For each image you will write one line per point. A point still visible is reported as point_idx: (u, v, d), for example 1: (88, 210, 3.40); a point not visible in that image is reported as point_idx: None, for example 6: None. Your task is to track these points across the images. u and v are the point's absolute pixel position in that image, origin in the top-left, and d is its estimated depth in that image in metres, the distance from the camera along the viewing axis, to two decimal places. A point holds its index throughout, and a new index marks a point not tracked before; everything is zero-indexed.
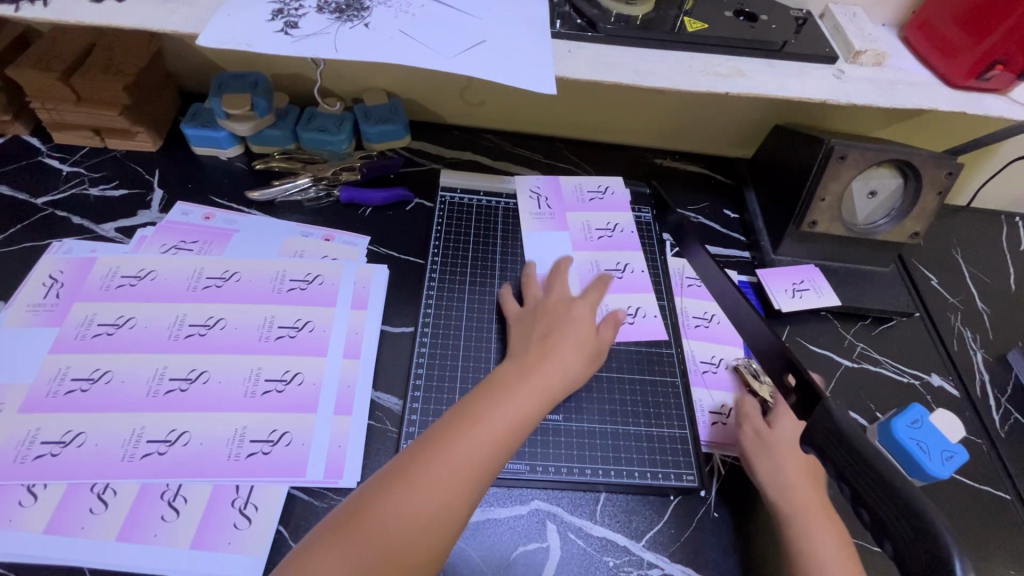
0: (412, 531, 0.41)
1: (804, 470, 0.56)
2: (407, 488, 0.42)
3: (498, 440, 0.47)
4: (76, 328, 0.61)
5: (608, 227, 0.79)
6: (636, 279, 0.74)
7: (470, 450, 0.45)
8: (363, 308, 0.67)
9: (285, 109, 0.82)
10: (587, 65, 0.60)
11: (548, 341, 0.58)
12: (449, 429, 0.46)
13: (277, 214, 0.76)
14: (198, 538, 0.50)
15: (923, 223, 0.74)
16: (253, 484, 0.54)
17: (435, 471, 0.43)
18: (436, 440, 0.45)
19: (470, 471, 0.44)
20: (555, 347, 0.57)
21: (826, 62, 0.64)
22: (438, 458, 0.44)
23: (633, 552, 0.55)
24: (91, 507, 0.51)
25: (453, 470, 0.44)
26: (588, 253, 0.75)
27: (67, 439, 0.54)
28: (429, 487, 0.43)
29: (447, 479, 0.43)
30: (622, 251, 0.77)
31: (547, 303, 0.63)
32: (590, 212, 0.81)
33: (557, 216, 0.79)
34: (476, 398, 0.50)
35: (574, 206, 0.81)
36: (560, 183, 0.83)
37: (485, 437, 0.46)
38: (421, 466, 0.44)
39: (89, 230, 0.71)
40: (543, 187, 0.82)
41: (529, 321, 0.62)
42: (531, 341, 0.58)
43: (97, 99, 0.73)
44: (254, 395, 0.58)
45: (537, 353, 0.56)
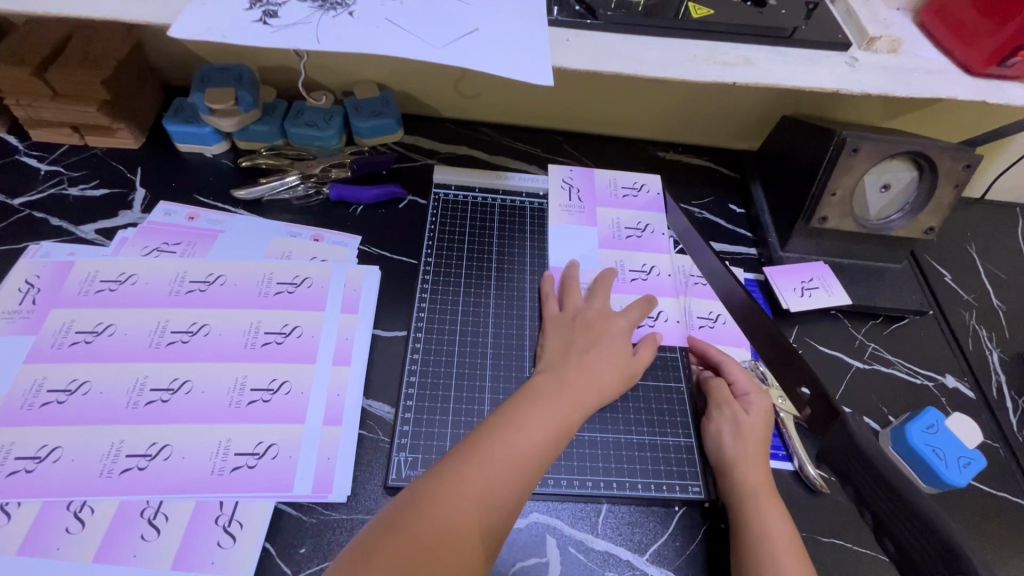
0: (454, 534, 0.42)
1: (760, 460, 0.55)
2: (450, 492, 0.43)
3: (536, 448, 0.48)
4: (52, 336, 0.58)
5: (638, 227, 0.76)
6: (663, 282, 0.71)
7: (511, 461, 0.46)
8: (354, 312, 0.64)
9: (272, 103, 0.78)
10: (586, 55, 0.56)
11: (585, 353, 0.58)
12: (488, 435, 0.48)
13: (264, 213, 0.73)
14: (179, 558, 0.48)
15: (939, 218, 0.71)
16: (238, 499, 0.51)
17: (477, 476, 0.45)
18: (476, 446, 0.47)
19: (509, 477, 0.46)
20: (592, 359, 0.57)
21: (839, 49, 0.61)
22: (483, 469, 0.45)
23: (636, 566, 0.53)
24: (68, 526, 0.48)
25: (495, 478, 0.45)
26: (613, 253, 0.72)
27: (43, 454, 0.51)
28: (470, 491, 0.44)
29: (488, 484, 0.45)
30: (648, 253, 0.73)
31: (587, 314, 0.62)
32: (620, 208, 0.77)
33: (587, 209, 0.77)
34: (514, 408, 0.51)
35: (606, 201, 0.78)
36: (594, 177, 0.80)
37: (526, 445, 0.48)
38: (466, 474, 0.45)
39: (68, 232, 0.68)
40: (577, 177, 0.80)
41: (568, 329, 0.61)
42: (565, 352, 0.58)
43: (73, 94, 0.70)
44: (239, 406, 0.56)
45: (573, 365, 0.57)
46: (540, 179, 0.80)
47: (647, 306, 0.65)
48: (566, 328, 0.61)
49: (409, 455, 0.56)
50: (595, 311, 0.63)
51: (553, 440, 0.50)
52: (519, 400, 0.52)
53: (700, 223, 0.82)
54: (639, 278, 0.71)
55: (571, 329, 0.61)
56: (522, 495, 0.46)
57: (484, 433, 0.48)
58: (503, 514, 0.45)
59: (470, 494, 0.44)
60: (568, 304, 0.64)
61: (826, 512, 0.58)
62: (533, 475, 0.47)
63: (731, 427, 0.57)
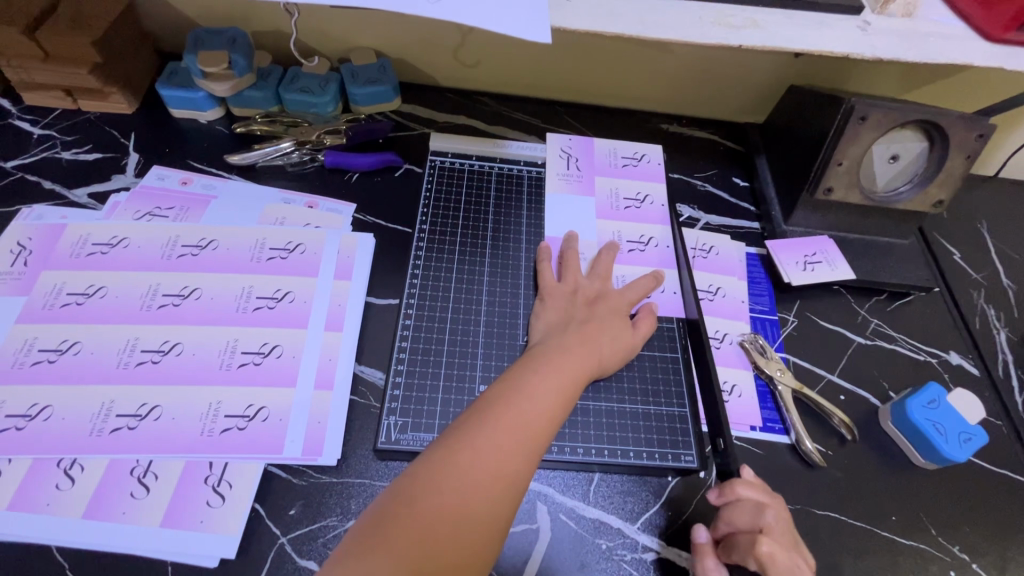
0: (471, 513, 0.42)
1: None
2: (464, 468, 0.43)
3: (545, 414, 0.48)
4: (44, 297, 0.58)
5: (637, 198, 0.74)
6: (661, 254, 0.70)
7: (519, 425, 0.46)
8: (347, 279, 0.64)
9: (266, 69, 0.77)
10: (586, 15, 0.54)
11: (587, 324, 0.57)
12: (496, 406, 0.47)
13: (259, 179, 0.72)
14: (169, 516, 0.48)
15: (949, 192, 0.69)
16: (228, 460, 0.51)
17: (487, 443, 0.44)
18: (485, 417, 0.46)
19: (522, 449, 0.45)
20: (593, 329, 0.57)
21: (851, 12, 0.58)
22: (494, 434, 0.45)
23: (627, 534, 0.53)
24: (57, 483, 0.49)
25: (506, 443, 0.45)
26: (611, 224, 0.71)
27: (33, 412, 0.51)
28: (483, 459, 0.44)
29: (502, 457, 0.44)
30: (649, 223, 0.72)
31: (589, 290, 0.61)
32: (619, 178, 0.76)
33: (585, 178, 0.75)
34: (522, 374, 0.50)
35: (605, 171, 0.76)
36: (593, 146, 0.79)
37: (536, 413, 0.47)
38: (477, 439, 0.44)
39: (61, 196, 0.68)
40: (576, 147, 0.78)
41: (569, 301, 0.60)
42: (567, 324, 0.58)
43: (65, 56, 0.69)
44: (230, 368, 0.55)
45: (577, 334, 0.56)
46: (538, 147, 0.78)
47: (656, 280, 0.64)
48: (567, 302, 0.60)
49: (400, 419, 0.55)
50: (595, 287, 0.62)
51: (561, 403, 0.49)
52: (526, 369, 0.51)
53: (701, 196, 0.80)
54: (636, 249, 0.70)
55: (573, 303, 0.60)
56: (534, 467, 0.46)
57: (493, 403, 0.47)
58: (518, 483, 0.44)
59: (481, 465, 0.43)
60: (568, 275, 0.63)
61: (820, 485, 0.57)
62: (543, 441, 0.46)
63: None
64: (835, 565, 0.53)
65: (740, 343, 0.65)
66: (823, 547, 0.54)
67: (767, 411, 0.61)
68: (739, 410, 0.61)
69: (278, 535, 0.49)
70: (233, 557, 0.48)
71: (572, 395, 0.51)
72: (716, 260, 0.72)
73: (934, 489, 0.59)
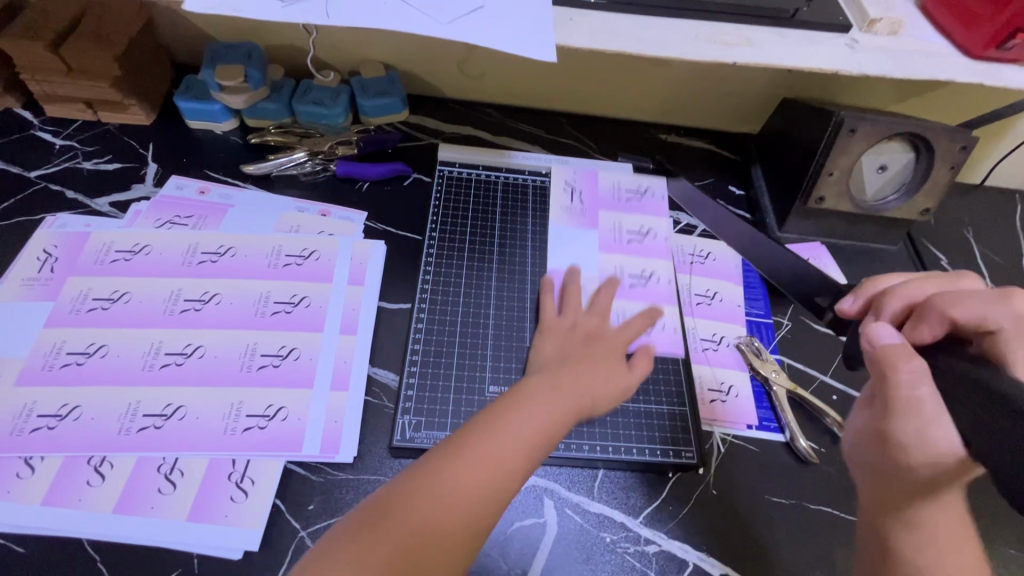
0: (455, 523, 0.43)
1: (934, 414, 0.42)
2: (438, 494, 0.43)
3: (540, 437, 0.49)
4: (70, 302, 0.60)
5: (639, 231, 0.75)
6: (662, 289, 0.70)
7: (512, 445, 0.47)
8: (360, 284, 0.66)
9: (280, 81, 0.80)
10: (588, 34, 0.57)
11: (582, 360, 0.57)
12: (493, 422, 0.48)
13: (273, 188, 0.75)
14: (195, 511, 0.50)
15: (935, 200, 0.72)
16: (250, 458, 0.54)
17: (481, 457, 0.46)
18: (481, 433, 0.47)
19: (513, 470, 0.46)
20: (590, 366, 0.56)
21: (839, 31, 0.62)
22: (487, 450, 0.46)
23: (629, 528, 0.56)
24: (88, 480, 0.51)
25: (500, 460, 0.46)
26: (614, 258, 0.72)
27: (63, 412, 0.54)
28: (474, 473, 0.45)
29: (492, 474, 0.46)
30: (650, 257, 0.73)
31: (588, 326, 0.61)
32: (624, 212, 0.77)
33: (588, 211, 0.76)
34: (522, 394, 0.52)
35: (608, 204, 0.78)
36: (598, 179, 0.80)
37: (531, 434, 0.49)
38: (469, 453, 0.46)
39: (83, 205, 0.70)
40: (580, 180, 0.79)
41: (567, 338, 0.60)
42: (562, 357, 0.57)
43: (88, 70, 0.72)
44: (250, 370, 0.58)
45: (570, 368, 0.55)
46: (542, 157, 0.81)
47: (650, 317, 0.64)
48: (565, 337, 0.60)
49: (413, 418, 0.58)
50: (594, 324, 0.62)
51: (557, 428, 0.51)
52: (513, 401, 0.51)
53: None
54: (638, 284, 0.70)
55: (570, 338, 0.60)
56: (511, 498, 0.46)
57: (491, 419, 0.49)
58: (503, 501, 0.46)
59: (471, 479, 0.45)
60: (568, 309, 0.64)
61: (814, 481, 0.60)
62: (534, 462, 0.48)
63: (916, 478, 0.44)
64: (828, 558, 0.56)
65: (736, 345, 0.67)
66: (817, 539, 0.57)
67: (763, 410, 0.64)
68: (736, 410, 0.63)
69: (298, 528, 0.52)
70: (256, 549, 0.50)
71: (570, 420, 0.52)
72: (714, 265, 0.74)
73: None
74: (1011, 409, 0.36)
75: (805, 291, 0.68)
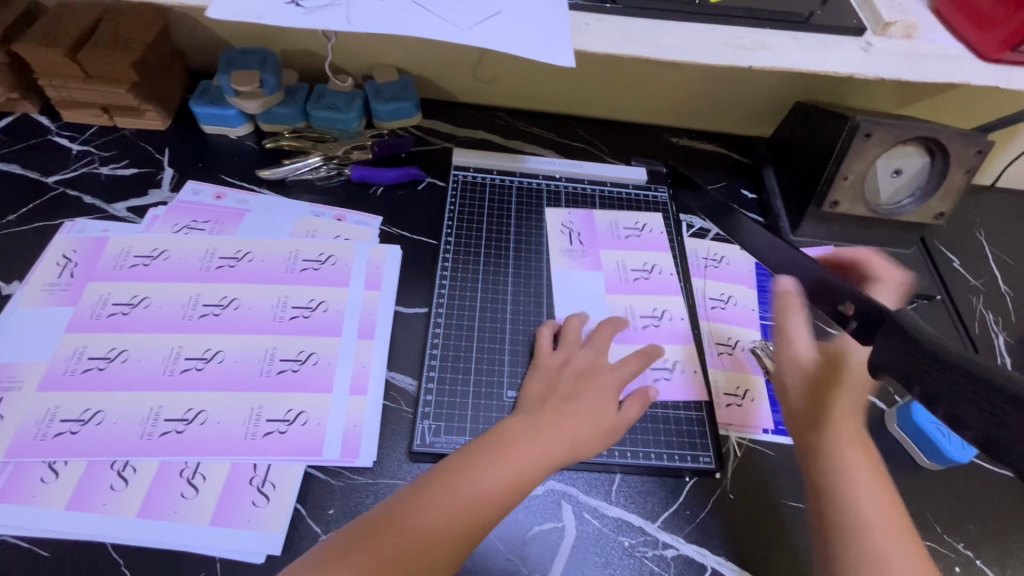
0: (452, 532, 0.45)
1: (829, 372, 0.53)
2: (421, 530, 0.44)
3: (545, 461, 0.49)
4: (91, 307, 0.61)
5: (645, 268, 0.73)
6: (676, 328, 0.68)
7: (515, 465, 0.48)
8: (377, 289, 0.67)
9: (294, 86, 0.80)
10: (605, 38, 0.58)
11: (571, 401, 0.54)
12: (500, 441, 0.50)
13: (288, 193, 0.75)
14: (217, 515, 0.51)
15: (950, 204, 0.72)
16: (271, 462, 0.54)
17: (485, 474, 0.47)
18: (487, 451, 0.49)
19: (513, 489, 0.48)
20: (578, 408, 0.53)
21: (854, 35, 0.62)
22: (490, 468, 0.48)
23: (648, 533, 0.56)
24: (112, 484, 0.51)
25: (502, 479, 0.47)
26: (623, 298, 0.69)
27: (86, 417, 0.54)
28: (476, 488, 0.46)
29: (493, 491, 0.47)
30: (661, 295, 0.70)
31: (578, 364, 0.58)
32: (626, 249, 0.74)
33: (590, 253, 0.73)
34: (532, 414, 0.52)
35: (610, 243, 0.74)
36: (594, 217, 0.76)
37: (536, 455, 0.49)
38: (474, 468, 0.47)
39: (101, 209, 0.71)
40: (576, 220, 0.76)
41: (555, 375, 0.57)
42: (547, 397, 0.55)
43: (105, 76, 0.72)
44: (270, 375, 0.58)
45: (555, 413, 0.53)
46: (555, 161, 0.81)
47: (647, 358, 0.59)
48: (551, 376, 0.57)
49: (432, 422, 0.58)
50: (587, 361, 0.58)
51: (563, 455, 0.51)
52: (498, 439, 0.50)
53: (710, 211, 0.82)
54: (642, 278, 0.72)
55: (558, 377, 0.57)
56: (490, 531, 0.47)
57: (499, 438, 0.50)
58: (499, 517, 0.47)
59: (473, 494, 0.46)
60: (563, 343, 0.61)
61: None
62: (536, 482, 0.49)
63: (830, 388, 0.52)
64: None
65: (752, 349, 0.67)
66: None
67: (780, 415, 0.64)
68: (753, 414, 0.63)
69: (319, 533, 0.52)
70: (278, 553, 0.50)
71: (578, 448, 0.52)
72: (727, 269, 0.75)
73: (938, 487, 0.62)
74: (992, 387, 0.32)
75: (819, 298, 0.53)
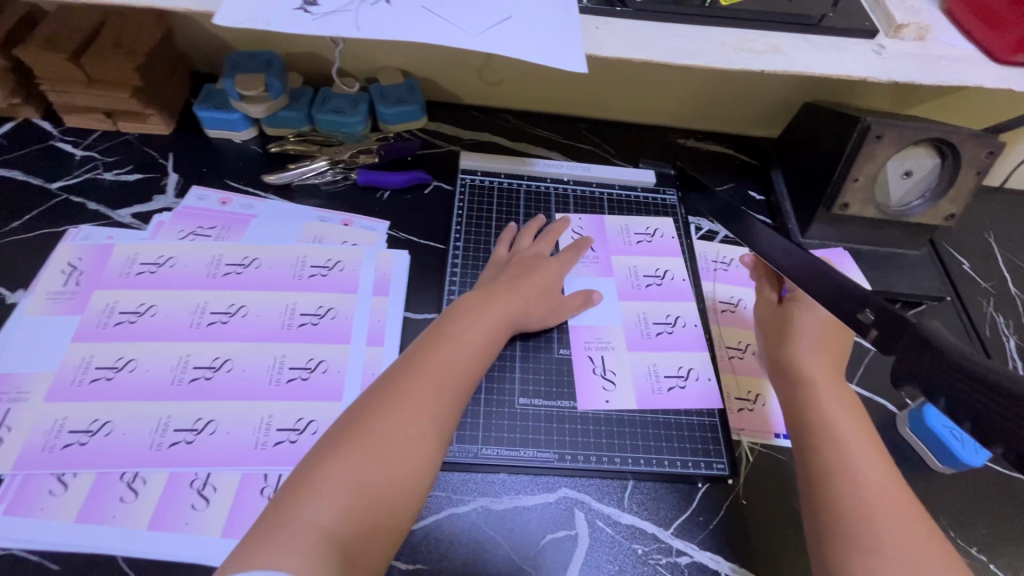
0: (409, 440, 0.46)
1: (820, 357, 0.56)
2: (386, 433, 0.45)
3: (470, 357, 0.54)
4: (97, 316, 0.60)
5: (656, 274, 0.72)
6: (692, 335, 0.67)
7: (444, 361, 0.51)
8: (385, 295, 0.66)
9: (299, 89, 0.79)
10: (615, 42, 0.57)
11: (517, 280, 0.63)
12: (425, 350, 0.52)
13: (294, 198, 0.74)
14: (228, 527, 0.50)
15: (960, 205, 0.71)
16: (281, 472, 0.53)
17: (419, 382, 0.49)
18: (415, 362, 0.51)
19: (447, 387, 0.50)
20: (520, 286, 0.62)
21: (866, 37, 0.61)
22: (425, 371, 0.50)
23: (661, 540, 0.55)
24: (122, 496, 0.51)
25: (438, 377, 0.50)
26: (635, 305, 0.69)
27: (94, 428, 0.54)
28: (418, 394, 0.48)
29: (431, 393, 0.49)
30: (673, 301, 0.70)
31: (523, 254, 0.67)
32: (636, 255, 0.74)
33: (601, 259, 0.73)
34: (449, 321, 0.56)
35: (620, 249, 0.74)
36: (604, 222, 0.76)
37: (461, 353, 0.53)
38: (409, 376, 0.49)
39: (106, 216, 0.70)
40: (588, 225, 0.75)
41: (506, 265, 0.66)
42: (498, 279, 0.63)
43: (108, 81, 0.71)
44: (279, 383, 0.58)
45: (502, 287, 0.61)
46: (563, 164, 0.81)
47: (578, 248, 0.70)
48: (502, 266, 0.66)
49: None
50: (532, 251, 0.68)
51: (484, 349, 0.56)
52: (427, 346, 0.53)
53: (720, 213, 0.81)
54: (653, 284, 0.71)
55: (506, 266, 0.66)
56: (458, 409, 0.51)
57: (425, 346, 0.53)
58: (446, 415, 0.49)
59: (418, 400, 0.48)
60: (515, 246, 0.69)
61: None
62: (469, 375, 0.53)
63: (799, 343, 0.57)
64: None
65: None
66: None
67: None
68: (764, 419, 0.63)
69: None
70: None
71: (495, 341, 0.57)
72: (737, 272, 0.74)
73: (952, 492, 0.61)
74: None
75: (838, 305, 0.48)
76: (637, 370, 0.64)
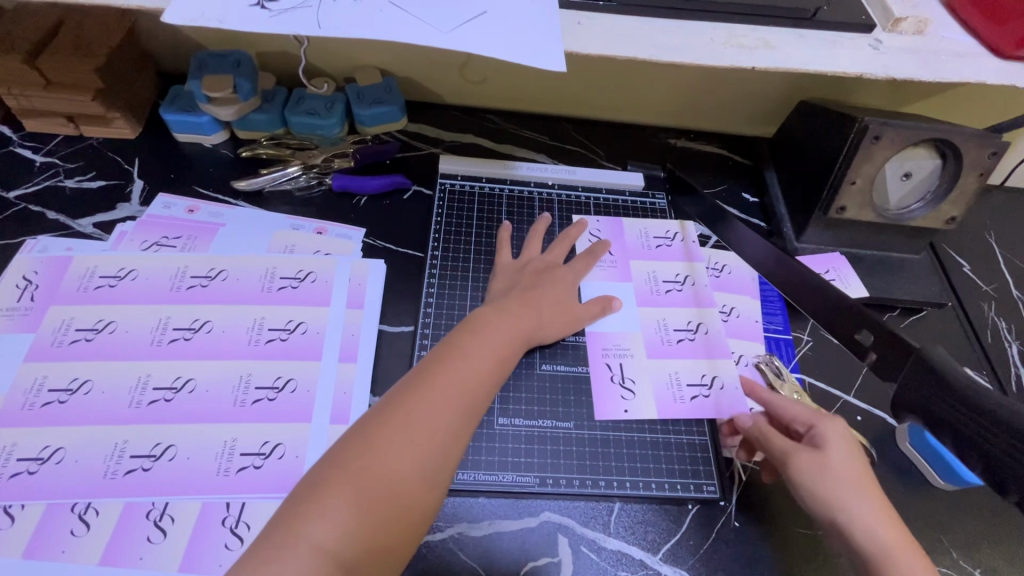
0: (419, 460, 0.43)
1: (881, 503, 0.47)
2: (394, 451, 0.42)
3: (488, 368, 0.50)
4: (52, 333, 0.57)
5: (677, 279, 0.69)
6: (710, 344, 0.64)
7: (460, 374, 0.48)
8: (360, 307, 0.63)
9: (271, 90, 0.76)
10: (596, 39, 0.53)
11: (528, 292, 0.60)
12: (440, 359, 0.49)
13: (266, 205, 0.71)
14: (186, 561, 0.47)
15: (962, 208, 0.68)
16: (245, 500, 0.50)
17: (434, 397, 0.46)
18: (430, 373, 0.47)
19: (462, 402, 0.47)
20: (532, 298, 0.59)
21: (863, 31, 0.58)
22: (438, 384, 0.47)
23: (649, 566, 0.52)
24: (72, 529, 0.48)
25: (454, 391, 0.47)
26: (654, 312, 0.66)
27: (45, 455, 0.50)
28: (431, 410, 0.45)
29: (446, 410, 0.45)
30: (690, 309, 0.67)
31: (532, 265, 0.64)
32: (655, 260, 0.71)
33: (620, 263, 0.70)
34: (464, 330, 0.53)
35: (639, 253, 0.71)
36: (624, 226, 0.73)
37: (479, 364, 0.49)
38: (423, 390, 0.46)
39: (65, 226, 0.67)
40: (606, 228, 0.73)
41: (515, 273, 0.63)
42: (507, 291, 0.60)
43: (66, 83, 0.68)
44: (245, 405, 0.55)
45: (515, 299, 0.58)
46: (549, 167, 0.78)
47: (592, 254, 0.67)
48: (509, 274, 0.63)
49: None
50: (544, 261, 0.65)
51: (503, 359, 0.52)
52: (443, 356, 0.49)
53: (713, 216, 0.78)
54: (674, 290, 0.69)
55: (517, 274, 0.63)
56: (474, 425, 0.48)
57: (442, 356, 0.50)
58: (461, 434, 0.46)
59: (431, 415, 0.45)
60: (523, 253, 0.66)
61: None
62: (486, 388, 0.49)
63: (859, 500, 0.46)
64: None
65: (757, 364, 0.64)
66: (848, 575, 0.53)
67: None
68: None
69: None
70: None
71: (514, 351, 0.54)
72: (730, 278, 0.70)
73: (954, 509, 0.58)
74: None
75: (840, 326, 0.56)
76: (656, 380, 0.61)
